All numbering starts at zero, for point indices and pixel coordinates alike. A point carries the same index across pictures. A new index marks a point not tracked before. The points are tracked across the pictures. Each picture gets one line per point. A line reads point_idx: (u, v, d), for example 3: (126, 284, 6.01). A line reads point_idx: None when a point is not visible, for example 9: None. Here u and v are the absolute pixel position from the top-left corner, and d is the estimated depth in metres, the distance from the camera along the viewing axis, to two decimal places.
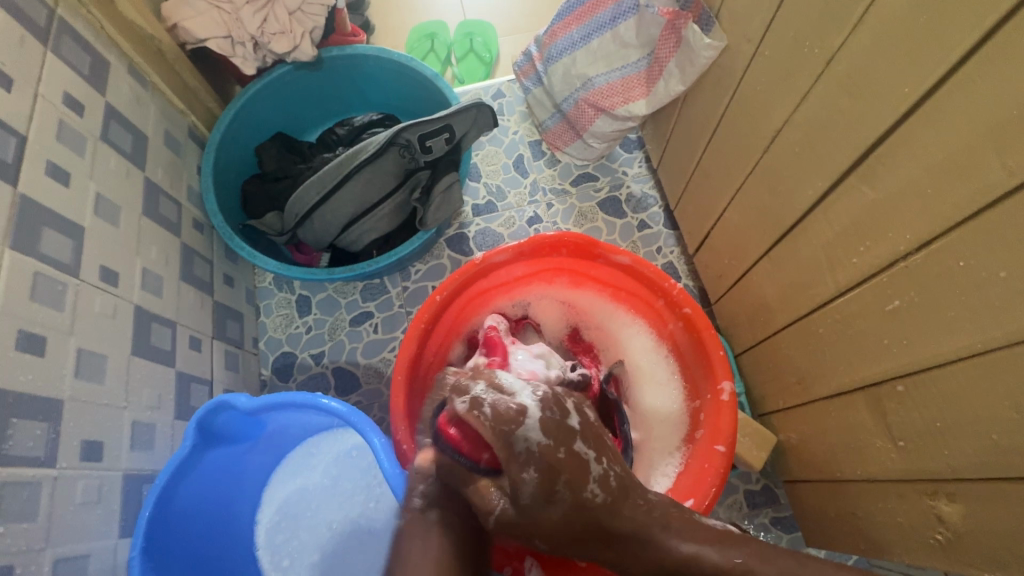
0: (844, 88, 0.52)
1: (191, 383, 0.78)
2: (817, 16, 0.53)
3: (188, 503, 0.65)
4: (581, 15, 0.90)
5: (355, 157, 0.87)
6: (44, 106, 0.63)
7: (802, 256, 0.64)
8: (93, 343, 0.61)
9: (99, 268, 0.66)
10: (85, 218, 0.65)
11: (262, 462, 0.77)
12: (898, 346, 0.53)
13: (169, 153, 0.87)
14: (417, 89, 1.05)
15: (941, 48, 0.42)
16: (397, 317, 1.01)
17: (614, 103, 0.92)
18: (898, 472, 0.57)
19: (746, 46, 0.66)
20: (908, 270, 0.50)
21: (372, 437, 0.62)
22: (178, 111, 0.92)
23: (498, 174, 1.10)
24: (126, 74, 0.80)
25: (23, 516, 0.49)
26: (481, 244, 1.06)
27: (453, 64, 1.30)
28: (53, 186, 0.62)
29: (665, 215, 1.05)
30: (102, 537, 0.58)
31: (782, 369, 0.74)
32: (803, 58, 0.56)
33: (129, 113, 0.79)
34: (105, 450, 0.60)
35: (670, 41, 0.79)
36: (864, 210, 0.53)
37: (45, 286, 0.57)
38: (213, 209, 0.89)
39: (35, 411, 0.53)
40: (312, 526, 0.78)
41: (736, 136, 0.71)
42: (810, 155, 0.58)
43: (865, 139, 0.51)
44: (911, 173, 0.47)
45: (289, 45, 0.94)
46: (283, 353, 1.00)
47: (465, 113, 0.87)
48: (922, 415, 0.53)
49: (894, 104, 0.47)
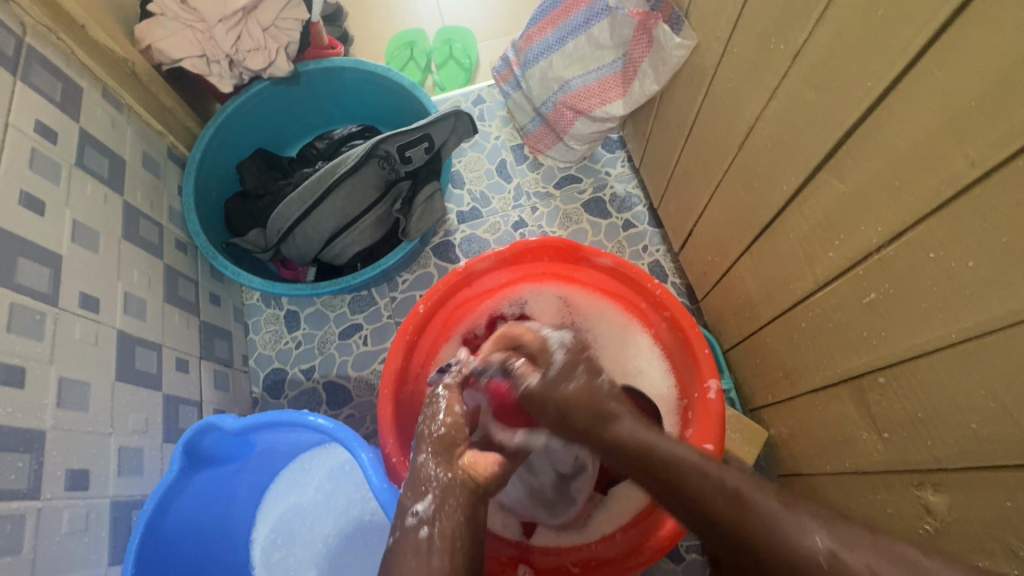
0: (810, 84, 0.52)
1: (179, 405, 0.77)
2: (781, 13, 0.53)
3: (178, 527, 0.64)
4: (555, 19, 0.90)
5: (335, 170, 0.87)
6: (16, 135, 0.63)
7: (781, 251, 0.64)
8: (75, 371, 0.61)
9: (80, 295, 0.65)
10: (62, 245, 0.65)
11: (254, 481, 0.77)
12: (878, 338, 0.53)
13: (147, 176, 0.87)
14: (396, 99, 1.05)
15: (900, 41, 0.42)
16: (387, 328, 1.01)
17: (591, 105, 0.91)
18: (885, 464, 0.57)
19: (715, 44, 0.66)
20: (882, 262, 0.50)
21: (360, 453, 0.62)
22: (156, 132, 0.92)
23: (481, 180, 1.10)
24: (100, 98, 0.80)
25: (7, 550, 0.49)
26: (467, 251, 1.06)
27: (433, 71, 1.30)
28: (28, 216, 0.62)
29: (650, 213, 1.05)
30: (91, 566, 0.58)
31: (769, 364, 0.74)
32: (770, 55, 0.56)
33: (104, 138, 0.79)
34: (92, 478, 0.60)
35: (643, 42, 0.80)
36: (836, 204, 0.53)
37: (23, 317, 0.57)
38: (195, 229, 0.89)
39: (16, 442, 0.52)
40: (308, 543, 0.78)
41: (711, 133, 0.72)
42: (781, 150, 0.58)
43: (833, 134, 0.51)
44: (878, 166, 0.47)
45: (264, 61, 0.94)
46: (274, 370, 1.00)
47: (443, 122, 0.87)
48: (904, 407, 0.53)
49: (858, 98, 0.47)
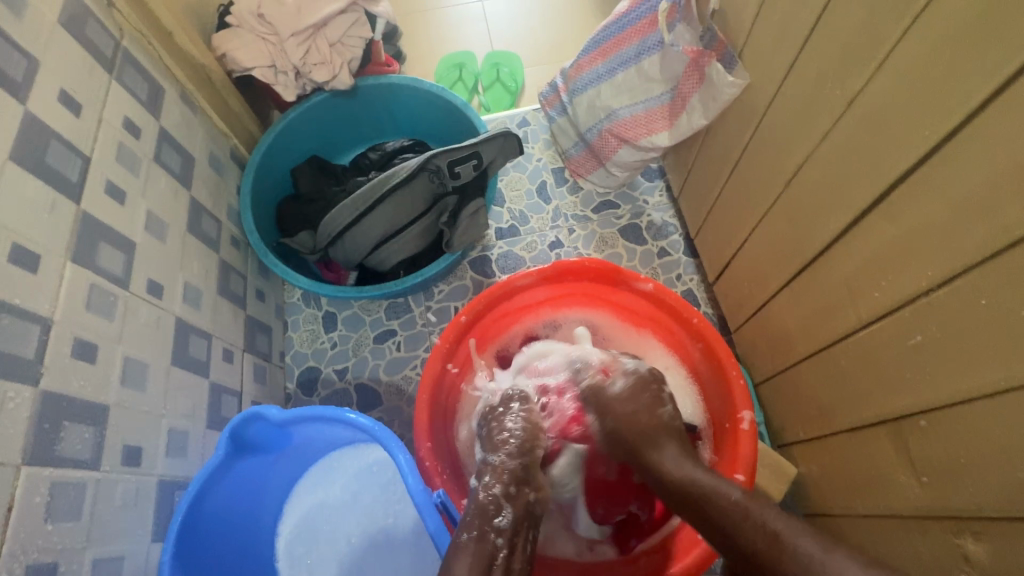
0: (864, 129, 0.54)
1: (223, 394, 0.81)
2: (839, 59, 0.55)
3: (216, 509, 0.67)
4: (605, 51, 0.93)
5: (386, 181, 0.91)
6: (106, 129, 0.68)
7: (824, 288, 0.65)
8: (137, 351, 0.64)
9: (147, 282, 0.69)
10: (137, 234, 0.69)
11: (287, 473, 0.79)
12: (921, 381, 0.53)
13: (211, 174, 0.91)
14: (446, 116, 1.09)
15: (962, 93, 0.43)
16: (420, 336, 1.04)
17: (637, 134, 0.94)
18: (924, 508, 0.56)
19: (768, 85, 0.68)
20: (931, 305, 0.50)
21: (397, 454, 0.64)
22: (222, 133, 0.98)
23: (521, 200, 1.14)
24: (178, 100, 0.86)
25: (68, 515, 0.51)
26: (503, 267, 1.08)
27: (479, 92, 1.35)
28: (111, 205, 0.66)
29: (685, 243, 1.07)
30: (138, 540, 0.59)
31: (803, 401, 0.75)
32: (825, 98, 0.58)
33: (179, 136, 0.84)
34: (143, 455, 0.62)
35: (694, 77, 0.81)
36: (885, 245, 0.54)
37: (99, 297, 0.61)
38: (250, 227, 0.93)
39: (84, 415, 0.55)
40: (332, 540, 0.80)
41: (757, 169, 0.74)
42: (831, 190, 0.60)
43: (885, 178, 0.52)
44: (931, 212, 0.48)
45: (328, 74, 0.99)
46: (308, 368, 1.03)
47: (493, 142, 0.91)
48: (947, 451, 0.52)
49: (915, 144, 0.49)
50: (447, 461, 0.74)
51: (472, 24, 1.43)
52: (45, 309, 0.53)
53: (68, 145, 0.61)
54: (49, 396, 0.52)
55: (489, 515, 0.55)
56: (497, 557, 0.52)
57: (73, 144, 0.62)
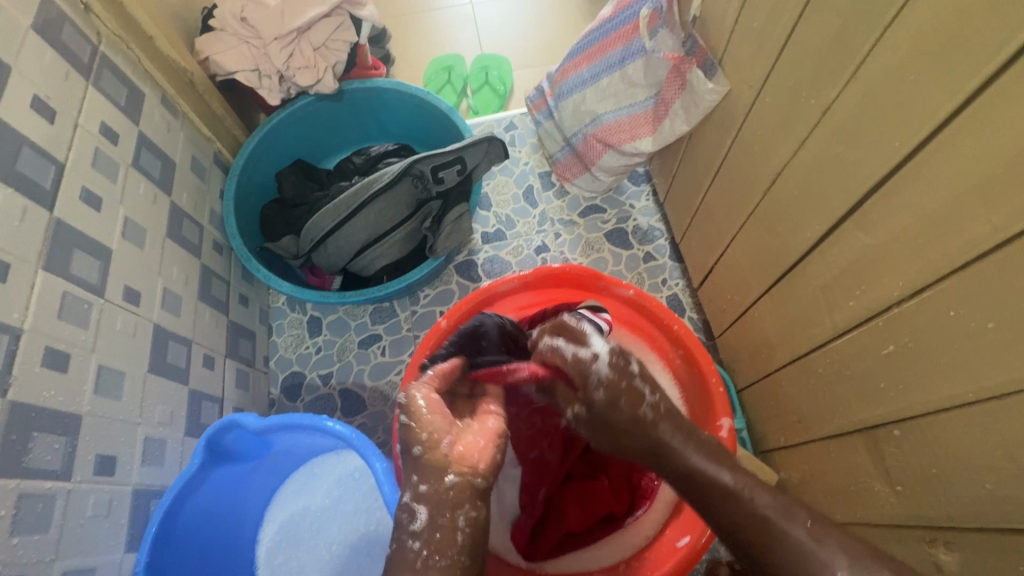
0: (838, 139, 0.54)
1: (202, 401, 0.80)
2: (813, 69, 0.55)
3: (193, 519, 0.66)
4: (591, 55, 0.93)
5: (369, 186, 0.91)
6: (82, 135, 0.67)
7: (802, 296, 0.65)
8: (112, 359, 0.64)
9: (123, 288, 0.69)
10: (113, 240, 0.69)
11: (267, 480, 0.79)
12: (894, 391, 0.53)
13: (193, 178, 0.91)
14: (432, 120, 1.09)
15: (930, 105, 0.43)
16: (405, 341, 1.04)
17: (621, 139, 0.94)
18: (898, 517, 0.56)
19: (747, 92, 0.68)
20: (902, 315, 0.50)
21: (375, 463, 0.64)
22: (205, 137, 0.97)
23: (508, 204, 1.13)
24: (158, 104, 0.85)
25: (36, 527, 0.50)
26: (489, 271, 1.08)
27: (468, 96, 1.35)
28: (86, 211, 0.66)
29: (671, 248, 1.07)
30: (110, 551, 0.59)
31: (783, 408, 0.75)
32: (801, 107, 0.58)
33: (159, 141, 0.83)
34: (117, 465, 0.62)
35: (676, 84, 0.80)
36: (858, 256, 0.54)
37: (72, 305, 0.60)
38: (232, 232, 0.93)
39: (53, 425, 0.54)
40: (312, 548, 0.79)
41: (738, 177, 0.74)
42: (807, 198, 0.60)
43: (859, 187, 0.52)
44: (901, 223, 0.49)
45: (313, 78, 0.99)
46: (292, 373, 1.02)
47: (476, 147, 0.90)
48: (919, 461, 0.52)
49: (885, 156, 0.49)
50: None
51: (461, 27, 1.43)
52: (15, 318, 0.53)
53: (41, 152, 0.61)
54: (18, 405, 0.51)
55: (405, 520, 0.46)
56: (419, 562, 0.44)
57: (46, 151, 0.61)
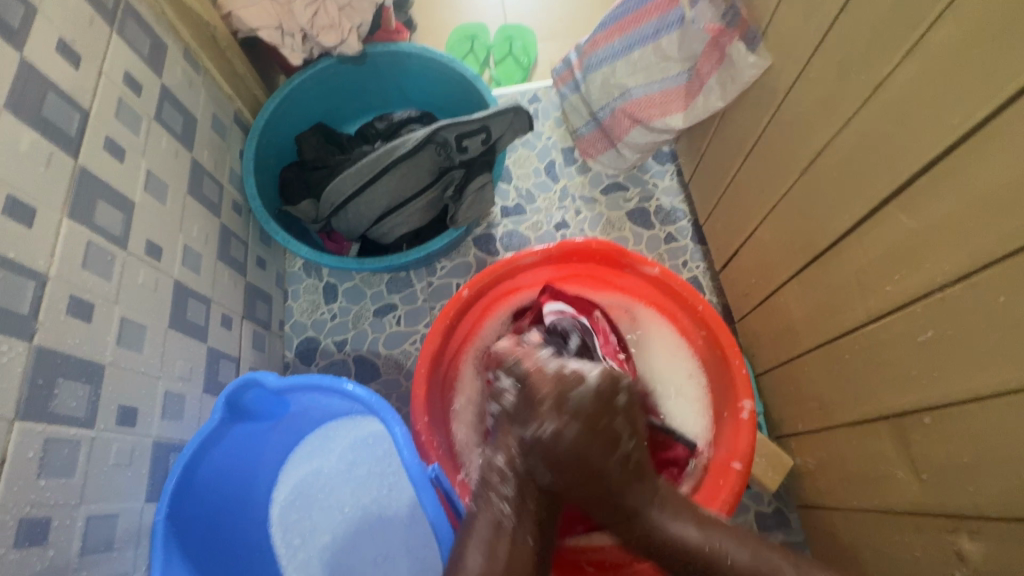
0: (889, 116, 0.52)
1: (220, 359, 0.80)
2: (867, 41, 0.53)
3: (211, 474, 0.67)
4: (623, 26, 0.89)
5: (392, 152, 0.89)
6: (106, 84, 0.66)
7: (834, 281, 0.63)
8: (134, 313, 0.64)
9: (146, 243, 0.68)
10: (136, 193, 0.68)
11: (283, 441, 0.79)
12: (928, 379, 0.52)
13: (214, 136, 0.90)
14: (456, 88, 1.07)
15: (998, 80, 0.41)
16: (421, 311, 1.03)
17: (652, 114, 0.92)
18: (920, 505, 0.56)
19: (790, 67, 0.66)
20: (944, 301, 0.49)
21: (395, 428, 0.63)
22: (226, 96, 0.96)
23: (529, 178, 1.11)
24: (181, 58, 0.83)
25: (62, 472, 0.51)
26: (508, 246, 1.07)
27: (490, 66, 1.32)
28: (110, 162, 0.65)
29: (693, 229, 1.05)
30: (132, 499, 0.59)
31: (804, 393, 0.74)
32: (849, 83, 0.56)
33: (181, 96, 0.82)
34: (139, 416, 0.62)
35: (713, 59, 0.78)
36: (901, 239, 0.53)
37: (96, 256, 0.60)
38: (252, 193, 0.92)
39: (78, 373, 0.54)
40: (325, 508, 0.80)
41: (773, 156, 0.71)
42: (848, 179, 0.58)
43: (908, 167, 0.50)
44: (952, 205, 0.47)
45: (337, 38, 0.97)
46: (307, 338, 1.02)
47: (502, 116, 0.88)
48: (949, 450, 0.52)
49: (940, 134, 0.47)
50: (442, 436, 0.74)
51: None
52: (41, 264, 0.53)
53: (66, 98, 0.59)
54: (44, 351, 0.51)
55: (495, 482, 0.56)
56: (503, 523, 0.54)
57: (71, 98, 0.60)
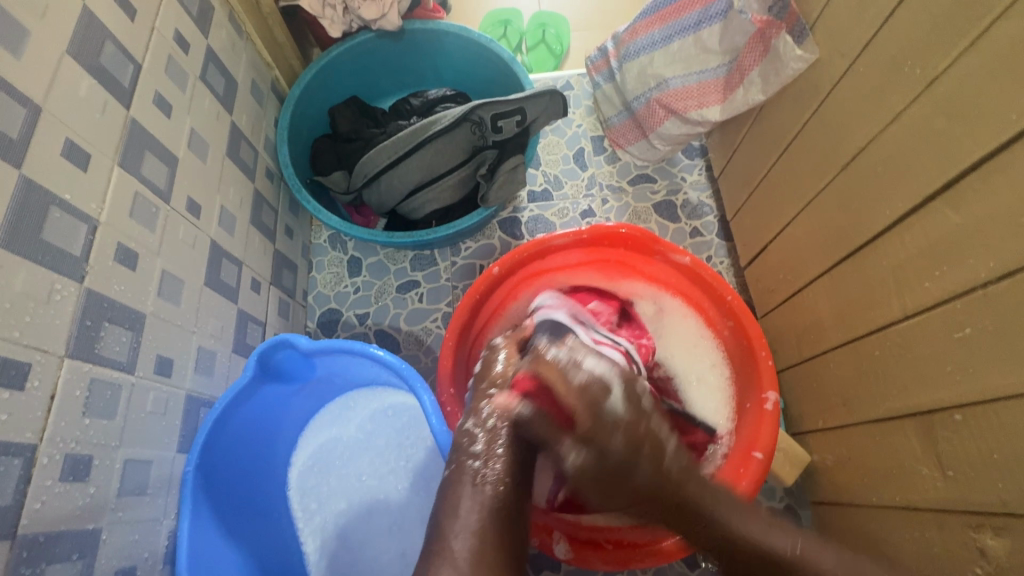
0: (942, 112, 0.52)
1: (249, 322, 0.81)
2: (924, 36, 0.53)
3: (238, 431, 0.68)
4: (665, 16, 0.89)
5: (428, 128, 0.89)
6: (158, 39, 0.67)
7: (869, 277, 0.64)
8: (174, 267, 0.65)
9: (186, 199, 0.69)
10: (180, 150, 0.69)
11: (305, 406, 0.80)
12: (963, 375, 0.53)
13: (252, 102, 0.90)
14: (492, 69, 1.07)
15: None
16: (443, 290, 1.04)
17: (687, 106, 0.92)
18: (944, 502, 0.56)
19: (839, 61, 0.66)
20: (986, 298, 0.49)
21: (423, 395, 0.64)
22: (265, 63, 0.96)
23: (557, 164, 1.12)
24: (226, 21, 0.84)
25: (104, 413, 0.52)
26: (533, 231, 1.07)
27: (523, 52, 1.31)
28: (158, 116, 0.65)
29: (719, 225, 1.05)
30: (164, 448, 0.60)
31: (827, 389, 0.74)
32: (901, 77, 0.56)
33: (225, 59, 0.83)
34: (174, 368, 0.63)
35: (758, 50, 0.78)
36: (945, 235, 0.53)
37: (142, 207, 0.60)
38: (286, 161, 0.93)
39: (122, 319, 0.55)
40: (342, 475, 0.81)
41: (813, 152, 0.71)
42: (892, 175, 0.58)
43: (958, 164, 0.51)
44: (1002, 203, 0.47)
45: (377, 12, 0.97)
46: (330, 309, 1.03)
47: (539, 99, 0.89)
48: (978, 446, 0.52)
49: (995, 131, 0.47)
50: None
51: None
52: (93, 209, 0.53)
53: (121, 49, 0.60)
54: (93, 295, 0.52)
55: (466, 443, 0.56)
56: (487, 479, 0.53)
57: (127, 49, 0.61)
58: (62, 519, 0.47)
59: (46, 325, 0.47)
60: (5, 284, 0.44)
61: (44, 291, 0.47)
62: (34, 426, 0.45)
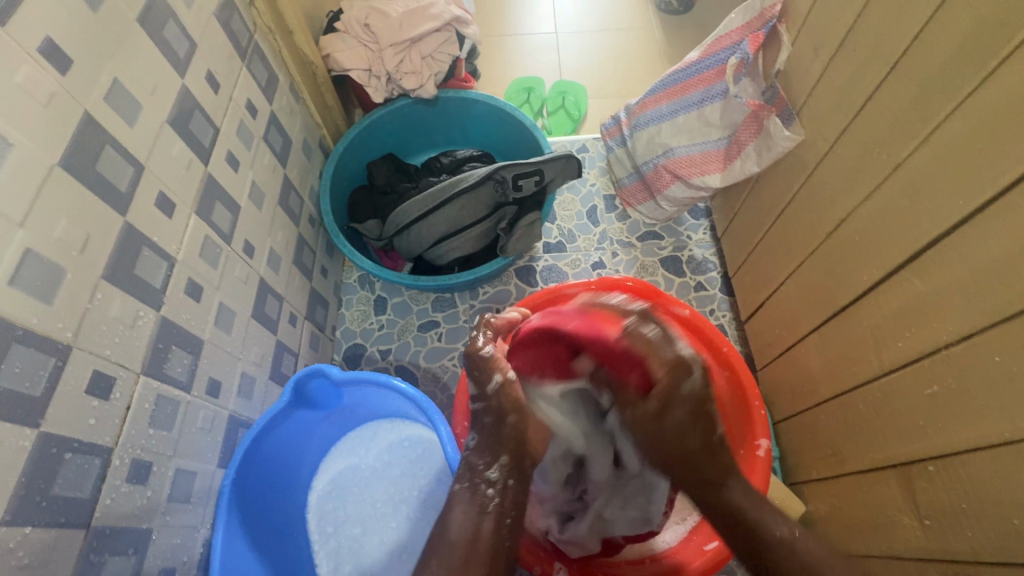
0: (905, 193, 0.59)
1: (285, 353, 0.89)
2: (888, 128, 0.61)
3: (270, 453, 0.75)
4: (671, 93, 1.00)
5: (456, 184, 0.99)
6: (233, 107, 0.79)
7: (851, 334, 0.69)
8: (230, 300, 0.74)
9: (244, 242, 0.79)
10: (242, 199, 0.79)
11: (329, 433, 0.87)
12: (933, 428, 0.58)
13: (303, 157, 1.02)
14: (515, 132, 1.18)
15: (998, 168, 0.49)
16: (461, 330, 1.12)
17: (690, 173, 1.00)
18: (923, 551, 0.60)
19: (821, 143, 0.74)
20: (949, 358, 0.55)
21: (439, 428, 0.73)
22: (315, 123, 1.09)
23: (572, 220, 1.21)
24: (287, 90, 0.97)
25: (164, 426, 0.59)
26: (547, 279, 1.16)
27: (544, 116, 1.44)
28: (228, 171, 0.76)
29: (722, 281, 1.12)
30: (206, 461, 0.67)
31: (817, 441, 0.79)
32: (872, 161, 0.64)
33: (284, 122, 0.95)
34: (221, 390, 0.71)
35: (752, 128, 0.86)
36: (912, 300, 0.59)
37: (210, 249, 0.70)
38: (326, 209, 1.03)
39: (186, 344, 0.64)
40: (359, 501, 0.86)
41: (801, 219, 0.79)
42: (868, 243, 0.65)
43: (921, 239, 0.58)
44: (956, 275, 0.54)
45: (416, 83, 1.10)
46: (355, 344, 1.11)
47: (556, 162, 0.99)
48: (950, 496, 0.56)
49: (948, 212, 0.54)
50: None
51: (545, 53, 1.54)
52: (172, 248, 0.63)
53: (206, 116, 0.72)
54: (166, 322, 0.61)
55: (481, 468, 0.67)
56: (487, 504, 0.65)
57: (210, 116, 0.72)
58: (124, 516, 0.54)
59: (130, 345, 0.55)
60: (104, 310, 0.52)
61: (131, 316, 0.56)
62: (112, 431, 0.52)
